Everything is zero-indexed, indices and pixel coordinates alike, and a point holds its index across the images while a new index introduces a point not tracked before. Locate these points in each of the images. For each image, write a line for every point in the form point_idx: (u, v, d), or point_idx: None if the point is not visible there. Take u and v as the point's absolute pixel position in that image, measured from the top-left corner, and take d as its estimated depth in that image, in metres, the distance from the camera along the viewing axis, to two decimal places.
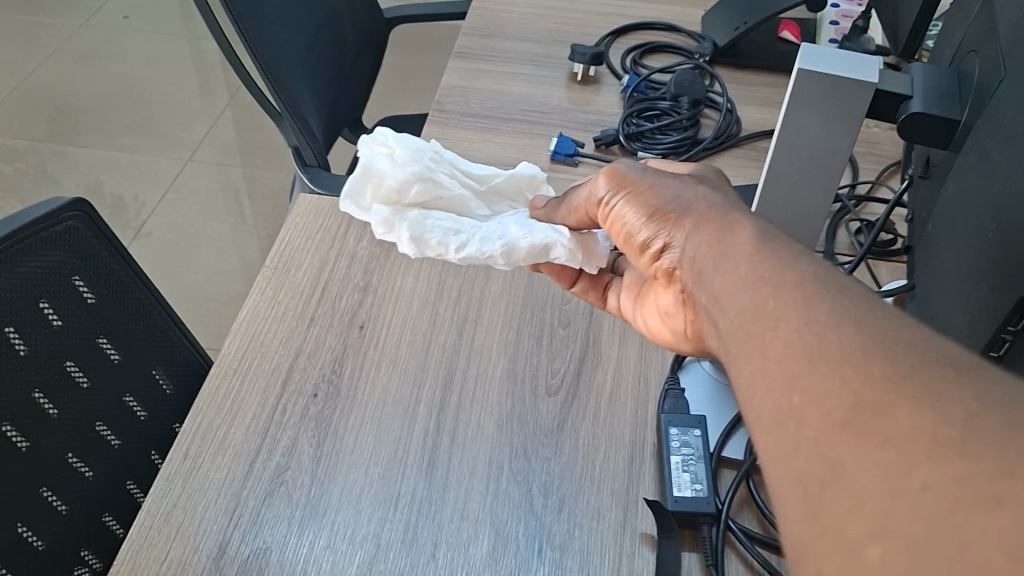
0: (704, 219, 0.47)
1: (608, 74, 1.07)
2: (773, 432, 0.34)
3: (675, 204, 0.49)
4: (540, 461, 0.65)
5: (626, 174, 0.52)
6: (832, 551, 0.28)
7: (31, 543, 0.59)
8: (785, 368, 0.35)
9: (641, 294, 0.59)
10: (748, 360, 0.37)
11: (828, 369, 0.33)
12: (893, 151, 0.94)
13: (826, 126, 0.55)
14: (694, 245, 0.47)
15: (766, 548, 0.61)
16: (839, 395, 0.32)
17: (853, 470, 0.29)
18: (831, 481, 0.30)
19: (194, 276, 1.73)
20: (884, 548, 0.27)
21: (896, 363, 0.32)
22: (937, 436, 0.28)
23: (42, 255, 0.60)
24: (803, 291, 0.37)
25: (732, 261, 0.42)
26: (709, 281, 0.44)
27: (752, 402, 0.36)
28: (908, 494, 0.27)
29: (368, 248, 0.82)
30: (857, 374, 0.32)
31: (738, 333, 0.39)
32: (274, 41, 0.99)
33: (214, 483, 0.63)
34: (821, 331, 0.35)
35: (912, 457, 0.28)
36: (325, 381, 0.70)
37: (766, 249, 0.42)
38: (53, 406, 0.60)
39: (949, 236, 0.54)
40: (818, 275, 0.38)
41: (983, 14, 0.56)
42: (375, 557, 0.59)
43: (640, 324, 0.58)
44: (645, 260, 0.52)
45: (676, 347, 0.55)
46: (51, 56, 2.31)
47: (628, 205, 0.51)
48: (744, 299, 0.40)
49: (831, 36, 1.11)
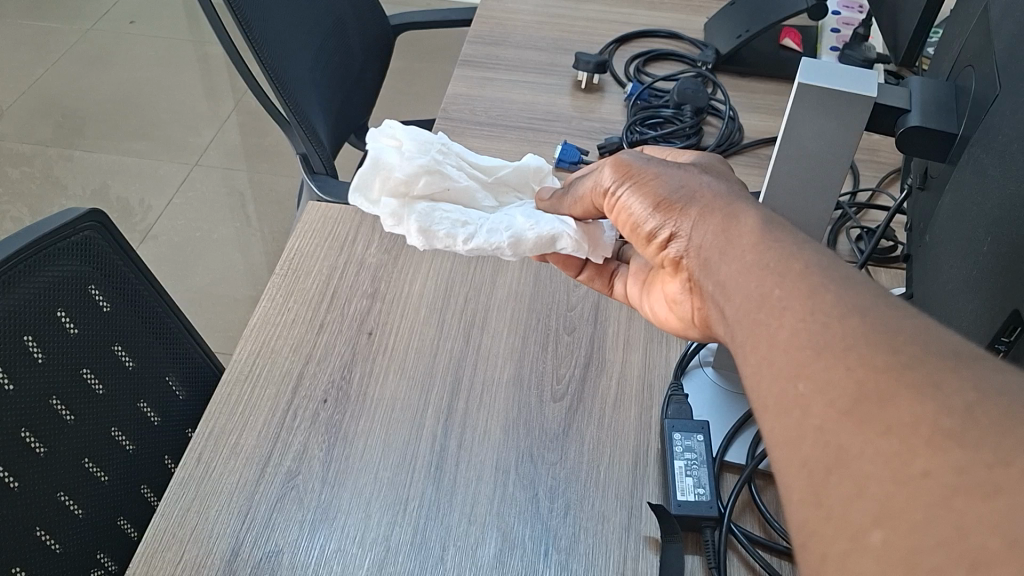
0: (711, 206, 0.49)
1: (612, 81, 1.08)
2: (779, 419, 0.35)
3: (681, 193, 0.51)
4: (546, 465, 0.66)
5: (632, 165, 0.53)
6: (836, 536, 0.30)
7: (49, 546, 0.60)
8: (790, 357, 0.36)
9: (647, 282, 0.60)
10: (754, 347, 0.38)
11: (832, 359, 0.34)
12: (894, 158, 0.96)
13: (825, 137, 0.57)
14: (701, 232, 0.48)
15: (768, 551, 0.62)
16: (843, 384, 0.33)
17: (857, 457, 0.30)
18: (836, 468, 0.31)
19: (201, 280, 1.74)
20: (885, 532, 0.28)
21: (897, 354, 0.33)
22: (936, 429, 0.29)
23: (60, 265, 0.62)
24: (809, 283, 0.38)
25: (739, 250, 0.44)
26: (715, 269, 0.45)
27: (758, 391, 0.37)
28: (909, 482, 0.28)
29: (377, 254, 0.83)
30: (860, 364, 0.33)
31: (743, 319, 0.40)
32: (283, 49, 1.00)
33: (227, 487, 0.64)
34: (825, 321, 0.36)
35: (915, 445, 0.29)
36: (334, 386, 0.71)
37: (772, 237, 0.43)
38: (69, 411, 0.62)
39: (947, 245, 0.55)
40: (823, 267, 0.39)
41: (982, 28, 0.58)
42: (389, 556, 0.60)
43: (648, 309, 0.60)
44: (651, 248, 0.53)
45: (684, 334, 0.56)
46: (58, 61, 2.32)
47: (635, 195, 0.53)
48: (750, 286, 0.41)
49: (831, 45, 1.12)
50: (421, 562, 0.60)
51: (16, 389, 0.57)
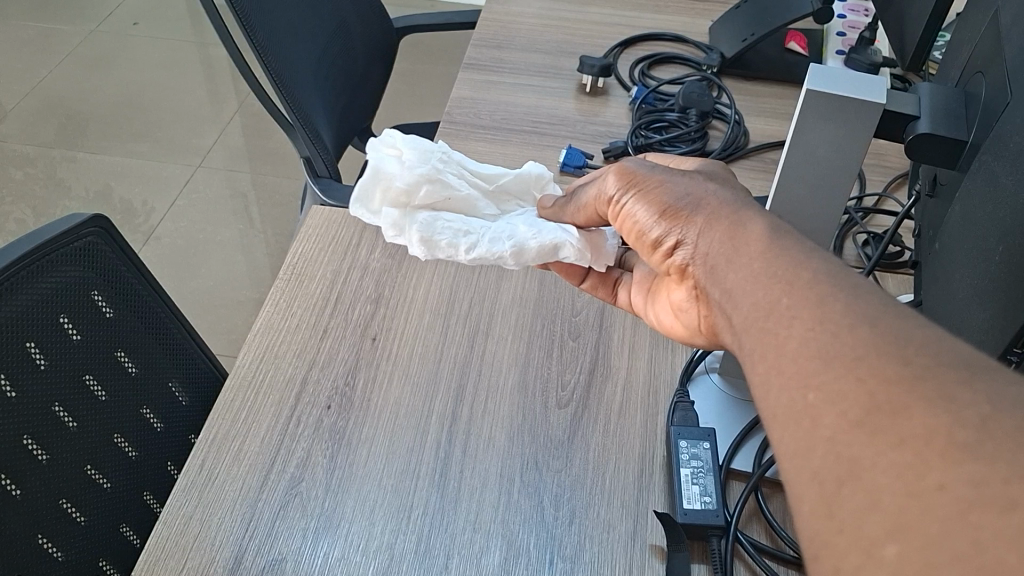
0: (716, 215, 0.48)
1: (616, 85, 1.08)
2: (788, 428, 0.34)
3: (686, 201, 0.50)
4: (550, 473, 0.66)
5: (635, 172, 0.53)
6: (848, 549, 0.29)
7: (51, 553, 0.60)
8: (799, 367, 0.35)
9: (652, 290, 0.60)
10: (762, 355, 0.38)
11: (842, 369, 0.33)
12: (900, 163, 0.95)
13: (834, 144, 0.56)
14: (707, 240, 0.47)
15: (774, 560, 0.61)
16: (853, 394, 0.32)
17: (870, 470, 0.30)
18: (847, 480, 0.30)
19: (203, 282, 1.74)
20: (899, 545, 0.28)
21: (908, 364, 0.32)
22: (952, 440, 0.29)
23: (62, 271, 0.61)
24: (817, 290, 0.38)
25: (746, 258, 0.43)
26: (721, 277, 0.45)
27: (767, 400, 0.36)
28: (924, 494, 0.28)
29: (381, 259, 0.83)
30: (872, 375, 0.32)
31: (750, 329, 0.40)
32: (286, 53, 1.00)
33: (231, 493, 0.64)
34: (835, 331, 0.35)
35: (928, 458, 0.29)
36: (338, 392, 0.71)
37: (780, 245, 0.42)
38: (72, 418, 0.61)
39: (957, 253, 0.54)
40: (831, 274, 0.39)
41: (990, 34, 0.57)
42: (393, 564, 0.60)
43: (652, 318, 0.59)
44: (657, 256, 0.52)
45: (689, 341, 0.56)
46: (62, 61, 2.33)
47: (639, 202, 0.52)
48: (758, 296, 0.40)
49: (838, 47, 1.12)
50: (424, 569, 0.60)
51: (18, 396, 0.57)
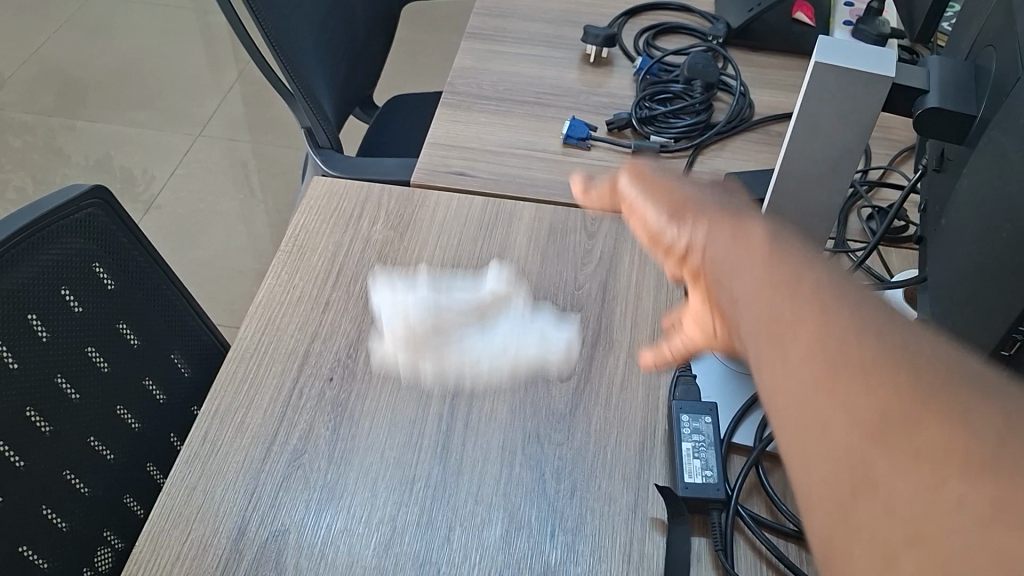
0: (717, 216, 0.48)
1: (620, 55, 1.07)
2: (801, 436, 0.35)
3: (692, 202, 0.50)
4: (552, 446, 0.66)
5: (647, 172, 0.54)
6: (868, 557, 0.30)
7: (55, 524, 0.60)
8: (809, 375, 0.35)
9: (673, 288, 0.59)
10: (768, 368, 0.38)
11: (854, 381, 0.33)
12: (906, 136, 0.95)
13: (841, 118, 0.55)
14: (709, 243, 0.47)
15: (774, 533, 0.62)
16: (868, 406, 0.32)
17: (890, 480, 0.30)
18: (867, 490, 0.31)
19: (204, 252, 1.73)
20: (918, 557, 0.28)
21: (919, 375, 0.31)
22: (971, 456, 0.28)
23: (63, 242, 0.61)
24: (819, 298, 0.37)
25: (749, 265, 0.43)
26: (725, 285, 0.44)
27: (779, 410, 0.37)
28: (940, 507, 0.28)
29: (383, 232, 0.83)
30: (886, 385, 0.32)
31: (755, 339, 0.40)
32: (286, 21, 0.98)
33: (233, 464, 0.64)
34: (841, 338, 0.35)
35: (945, 467, 0.28)
36: (340, 365, 0.71)
37: (782, 251, 0.42)
38: (75, 390, 0.61)
39: (964, 230, 0.54)
40: (835, 282, 0.38)
41: (1002, 7, 0.57)
42: (397, 536, 0.60)
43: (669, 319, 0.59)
44: (666, 260, 0.52)
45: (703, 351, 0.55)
46: (60, 28, 2.30)
47: (648, 204, 0.52)
48: (760, 306, 0.40)
49: (845, 18, 1.10)
50: (426, 542, 0.60)
51: (20, 369, 0.57)
